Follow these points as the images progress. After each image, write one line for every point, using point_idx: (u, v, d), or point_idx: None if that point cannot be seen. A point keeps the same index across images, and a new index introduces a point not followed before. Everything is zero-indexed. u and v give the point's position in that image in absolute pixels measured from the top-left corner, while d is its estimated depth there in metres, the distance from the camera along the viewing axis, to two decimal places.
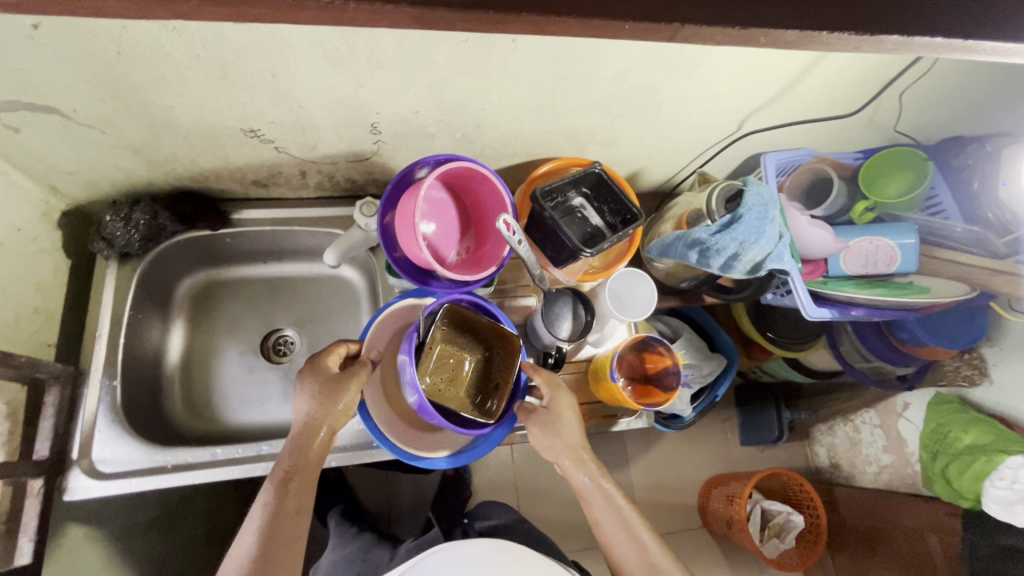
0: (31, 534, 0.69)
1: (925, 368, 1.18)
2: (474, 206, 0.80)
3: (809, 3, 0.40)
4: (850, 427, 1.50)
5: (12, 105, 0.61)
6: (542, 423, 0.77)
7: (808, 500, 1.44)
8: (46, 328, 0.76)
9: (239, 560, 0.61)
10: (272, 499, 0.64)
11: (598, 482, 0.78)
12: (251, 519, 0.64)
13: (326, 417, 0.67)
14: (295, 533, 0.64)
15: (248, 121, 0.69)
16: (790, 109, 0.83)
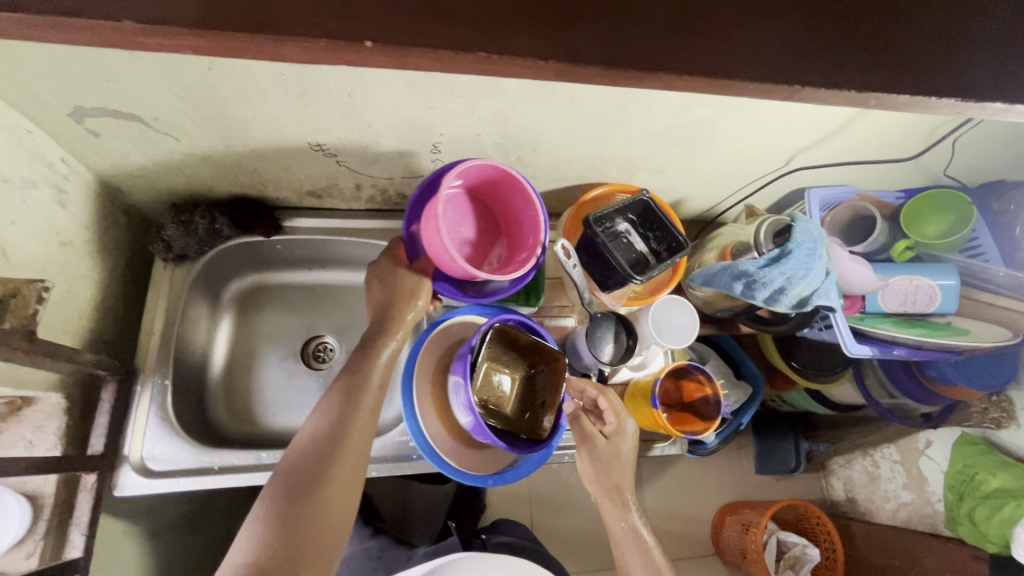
0: (82, 529, 0.69)
1: (950, 410, 1.18)
2: (500, 213, 0.80)
3: (919, 70, 0.42)
4: (869, 462, 1.49)
5: (99, 110, 0.63)
6: (597, 453, 0.81)
7: (824, 532, 1.42)
8: (105, 325, 0.78)
9: (324, 415, 0.68)
10: (360, 369, 0.71)
11: (636, 529, 0.79)
12: (337, 385, 0.70)
13: (404, 312, 0.74)
14: (375, 404, 0.70)
15: (316, 136, 0.71)
16: (840, 149, 0.84)
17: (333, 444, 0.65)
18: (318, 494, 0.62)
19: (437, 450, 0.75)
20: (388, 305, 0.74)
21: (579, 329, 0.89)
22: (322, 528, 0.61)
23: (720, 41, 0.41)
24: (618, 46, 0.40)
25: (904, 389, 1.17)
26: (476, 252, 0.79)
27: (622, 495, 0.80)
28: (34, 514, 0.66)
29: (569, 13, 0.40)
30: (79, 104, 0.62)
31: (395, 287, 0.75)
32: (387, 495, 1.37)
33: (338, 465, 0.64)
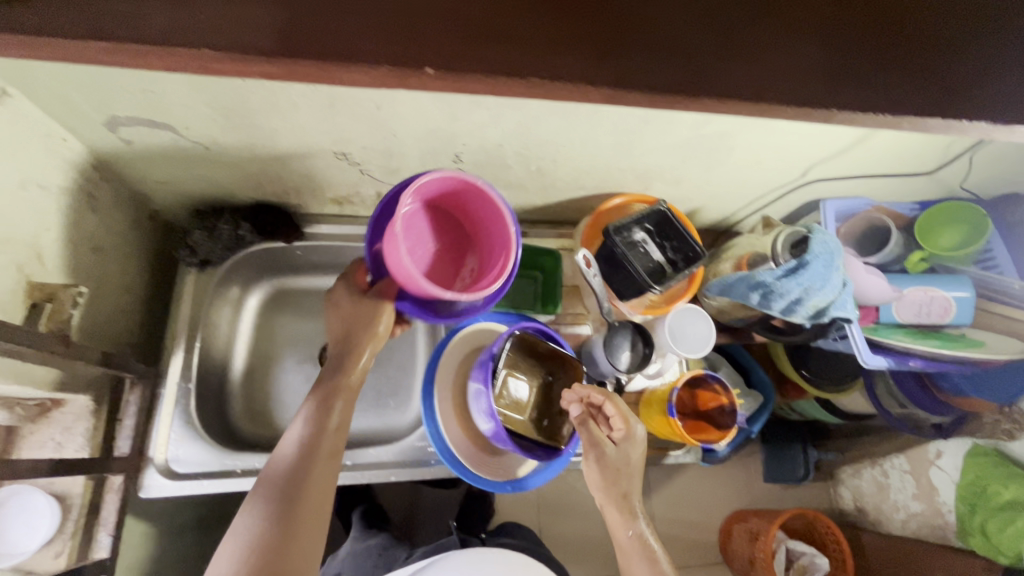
0: (110, 529, 0.70)
1: (961, 420, 1.16)
2: (471, 224, 0.75)
3: None
4: (878, 471, 1.49)
5: (133, 120, 0.64)
6: (603, 459, 0.75)
7: (832, 542, 1.42)
8: (130, 329, 0.79)
9: (281, 463, 0.64)
10: (317, 411, 0.67)
11: (643, 538, 0.73)
12: (293, 429, 0.67)
13: (365, 340, 0.72)
14: (334, 446, 0.67)
15: (342, 146, 0.73)
16: (857, 161, 0.85)
17: (306, 458, 0.64)
18: (280, 547, 0.58)
19: (457, 456, 0.76)
20: (347, 337, 0.73)
21: (595, 335, 0.90)
22: (297, 545, 0.59)
23: (738, 69, 0.48)
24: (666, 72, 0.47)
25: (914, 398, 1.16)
26: (445, 268, 0.74)
27: (628, 502, 0.75)
28: (63, 514, 0.67)
29: (605, 47, 0.47)
30: (114, 114, 0.63)
31: (355, 310, 0.73)
32: (397, 499, 1.38)
33: (310, 478, 0.63)
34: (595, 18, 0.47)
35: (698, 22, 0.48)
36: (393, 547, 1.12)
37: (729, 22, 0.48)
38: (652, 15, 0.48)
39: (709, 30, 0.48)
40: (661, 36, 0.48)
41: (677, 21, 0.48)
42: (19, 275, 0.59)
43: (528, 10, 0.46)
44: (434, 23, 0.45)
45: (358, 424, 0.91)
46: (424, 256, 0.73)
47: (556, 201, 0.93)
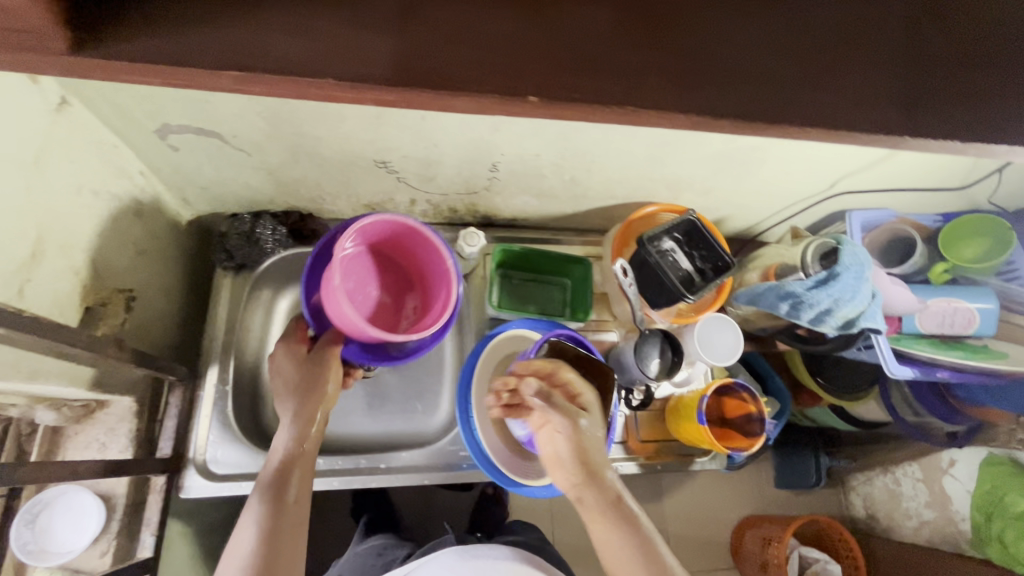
0: (153, 529, 0.69)
1: (976, 430, 1.18)
2: (410, 263, 0.77)
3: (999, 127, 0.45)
4: (890, 479, 1.49)
5: (183, 128, 0.65)
6: (580, 427, 0.66)
7: (846, 548, 1.41)
8: (168, 332, 0.80)
9: (240, 552, 0.60)
10: (272, 491, 0.64)
11: (620, 504, 0.64)
12: (248, 513, 0.63)
13: (316, 398, 0.71)
14: (297, 523, 0.65)
15: (383, 154, 0.74)
16: (885, 174, 0.86)
17: (291, 459, 0.68)
18: None
19: (492, 459, 0.77)
20: (296, 400, 0.71)
21: (625, 342, 0.91)
22: (289, 541, 0.63)
23: (814, 98, 0.48)
24: (744, 102, 0.47)
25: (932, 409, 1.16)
26: (388, 309, 0.76)
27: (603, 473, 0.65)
28: (108, 514, 0.69)
29: (691, 78, 0.46)
30: (166, 122, 0.64)
31: (302, 370, 0.72)
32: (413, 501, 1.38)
33: (293, 476, 0.67)
34: (682, 47, 0.47)
35: (774, 50, 0.49)
36: (394, 547, 1.08)
37: (805, 51, 0.49)
38: (731, 46, 0.48)
39: (786, 58, 0.49)
40: (740, 65, 0.48)
41: (755, 52, 0.48)
42: (74, 280, 0.60)
43: (601, 34, 0.45)
44: (521, 50, 0.44)
45: (388, 426, 0.90)
46: (365, 301, 0.74)
47: (586, 209, 0.94)
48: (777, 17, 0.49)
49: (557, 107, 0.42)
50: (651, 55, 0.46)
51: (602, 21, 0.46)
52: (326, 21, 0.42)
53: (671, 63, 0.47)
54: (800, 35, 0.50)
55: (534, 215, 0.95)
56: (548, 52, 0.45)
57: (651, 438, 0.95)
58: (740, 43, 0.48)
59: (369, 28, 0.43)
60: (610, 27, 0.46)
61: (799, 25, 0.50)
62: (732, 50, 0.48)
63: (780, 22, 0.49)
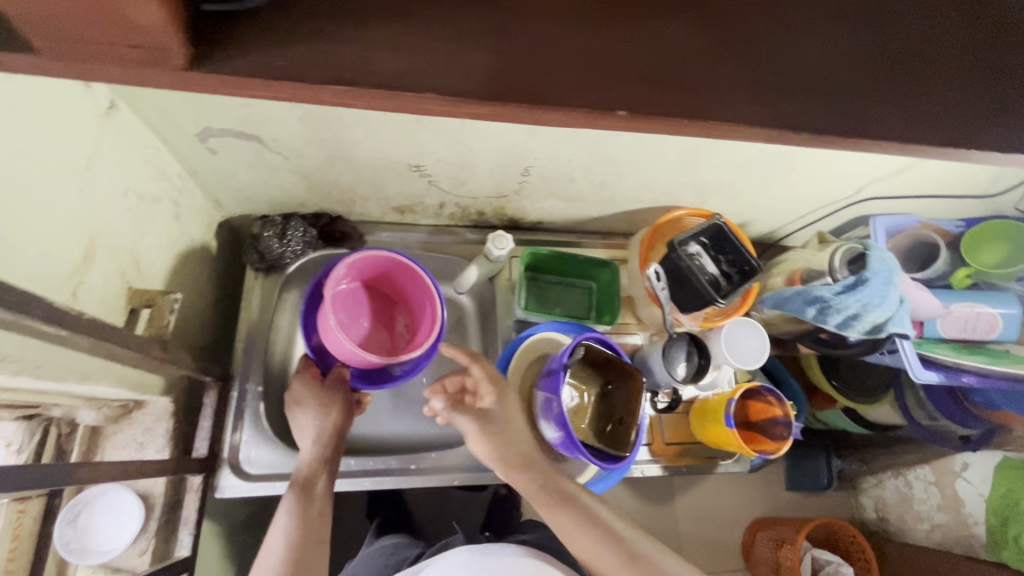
0: (190, 529, 0.71)
1: (992, 433, 1.17)
2: (393, 288, 0.80)
3: None
4: (902, 481, 1.44)
5: (225, 131, 0.65)
6: (484, 428, 0.72)
7: (857, 549, 1.35)
8: (200, 333, 0.81)
9: (269, 564, 0.60)
10: (298, 504, 0.65)
11: (548, 481, 0.70)
12: (275, 525, 0.63)
13: (334, 420, 0.72)
14: (321, 537, 0.64)
15: (418, 158, 0.74)
16: (912, 181, 0.86)
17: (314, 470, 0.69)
18: None
19: None
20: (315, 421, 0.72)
21: (651, 346, 0.91)
22: (317, 550, 0.63)
23: (896, 115, 0.47)
24: (829, 117, 0.46)
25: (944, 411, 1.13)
26: (383, 333, 0.79)
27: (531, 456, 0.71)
28: (147, 513, 0.69)
29: (777, 96, 0.46)
30: (209, 126, 0.64)
31: (319, 395, 0.74)
32: None
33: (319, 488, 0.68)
34: (763, 59, 0.46)
35: (852, 62, 0.48)
36: (407, 546, 1.03)
37: (881, 63, 0.48)
38: (812, 60, 0.47)
39: (866, 70, 0.48)
40: (818, 75, 0.47)
41: (833, 63, 0.47)
42: (121, 282, 0.61)
43: (661, 43, 0.45)
44: (589, 60, 0.43)
45: (415, 428, 0.90)
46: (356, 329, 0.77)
47: (612, 213, 0.95)
48: (832, 27, 0.49)
49: (616, 116, 0.42)
50: (735, 71, 0.45)
51: (686, 36, 0.45)
52: (403, 32, 0.42)
53: (750, 76, 0.45)
54: (880, 47, 0.49)
55: (560, 218, 0.96)
56: (631, 66, 0.44)
57: (676, 441, 0.95)
58: (821, 55, 0.47)
59: (448, 37, 0.42)
60: (695, 40, 0.45)
61: (876, 37, 0.49)
62: (811, 61, 0.47)
63: (836, 31, 0.49)
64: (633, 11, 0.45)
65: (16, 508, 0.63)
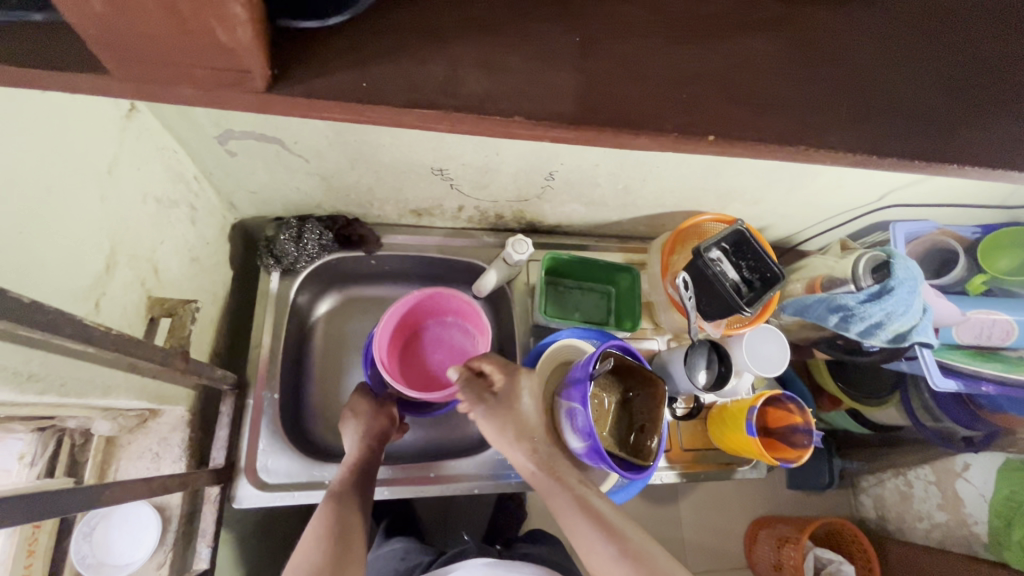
0: (209, 541, 0.69)
1: (994, 436, 1.05)
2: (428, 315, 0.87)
3: None
4: (902, 480, 1.34)
5: (245, 134, 0.63)
6: (490, 409, 0.72)
7: (859, 550, 1.29)
8: (214, 339, 0.79)
9: (308, 546, 0.61)
10: (332, 503, 0.66)
11: (553, 470, 0.69)
12: (314, 520, 0.64)
13: (376, 433, 0.77)
14: (352, 530, 0.64)
15: (441, 162, 0.72)
16: (937, 190, 0.85)
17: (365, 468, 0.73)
18: None
19: None
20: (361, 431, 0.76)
21: (671, 352, 0.90)
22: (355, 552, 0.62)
23: (973, 130, 0.45)
24: (919, 137, 0.43)
25: (950, 415, 1.03)
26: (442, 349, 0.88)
27: (530, 441, 0.71)
28: (163, 525, 0.68)
29: (867, 109, 0.43)
30: (230, 128, 0.61)
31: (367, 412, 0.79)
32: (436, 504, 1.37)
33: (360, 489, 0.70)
34: (851, 73, 0.44)
35: (942, 79, 0.45)
36: (418, 551, 1.01)
37: (974, 78, 0.45)
38: (898, 74, 0.45)
39: (959, 86, 0.45)
40: (903, 91, 0.45)
41: (918, 78, 0.45)
42: (141, 291, 0.60)
43: (714, 55, 0.43)
44: (644, 72, 0.41)
45: (431, 435, 0.93)
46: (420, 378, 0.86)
47: (632, 217, 0.93)
48: (893, 33, 0.47)
49: (669, 127, 0.41)
50: (809, 84, 0.43)
51: (772, 53, 0.44)
52: (459, 45, 0.40)
53: (810, 86, 0.43)
54: (975, 61, 0.46)
55: (580, 222, 0.94)
56: (702, 80, 0.42)
57: (692, 447, 0.95)
58: (910, 72, 0.45)
59: (514, 52, 0.41)
60: (783, 56, 0.44)
61: (973, 53, 0.46)
62: (881, 70, 0.45)
63: (896, 39, 0.47)
64: (715, 28, 0.44)
65: (29, 526, 0.62)
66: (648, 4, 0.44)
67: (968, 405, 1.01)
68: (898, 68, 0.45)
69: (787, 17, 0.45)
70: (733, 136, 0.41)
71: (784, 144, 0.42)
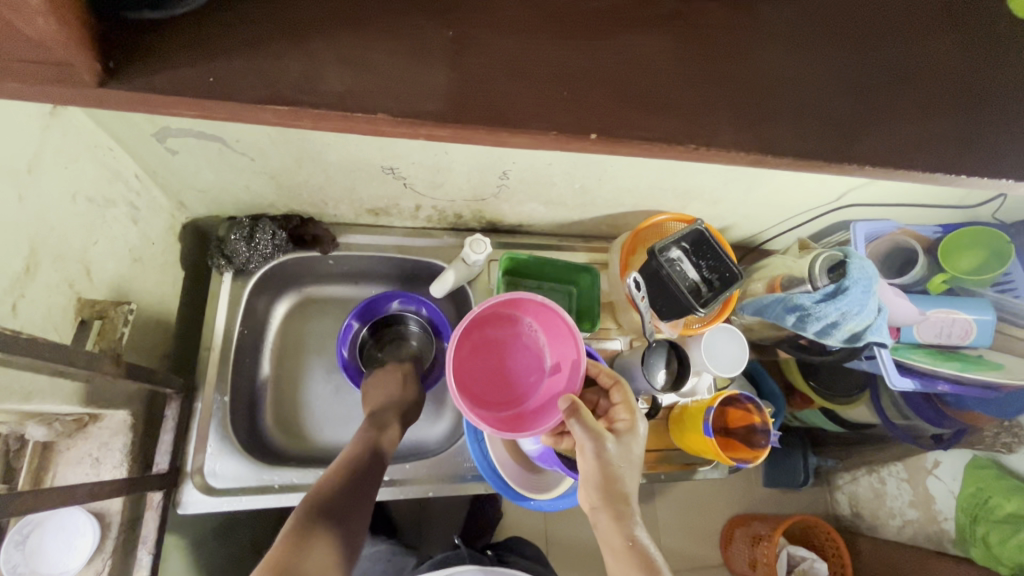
0: (149, 547, 0.69)
1: (963, 432, 1.03)
2: (488, 323, 0.72)
3: (948, 154, 0.49)
4: (875, 478, 1.34)
5: (184, 132, 0.61)
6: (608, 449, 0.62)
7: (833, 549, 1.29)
8: (161, 342, 0.78)
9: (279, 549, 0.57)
10: (315, 502, 0.63)
11: (630, 533, 0.60)
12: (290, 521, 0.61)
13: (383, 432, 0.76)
14: (341, 518, 0.63)
15: (391, 161, 0.71)
16: (893, 191, 0.85)
17: (406, 424, 0.81)
18: None
19: (500, 474, 0.77)
20: (375, 433, 0.75)
21: (631, 352, 0.89)
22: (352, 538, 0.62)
23: (855, 135, 0.49)
24: (806, 139, 0.48)
25: (918, 413, 1.03)
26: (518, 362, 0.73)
27: (625, 503, 0.61)
28: (103, 532, 0.67)
29: (762, 111, 0.48)
30: (165, 126, 0.59)
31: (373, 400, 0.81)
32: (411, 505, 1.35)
33: (392, 428, 0.77)
34: (746, 81, 0.48)
35: (826, 88, 0.50)
36: (403, 554, 1.05)
37: (853, 89, 0.50)
38: (792, 82, 0.49)
39: (839, 97, 0.50)
40: (796, 96, 0.49)
41: (805, 86, 0.49)
42: (70, 293, 0.58)
43: (618, 58, 0.47)
44: (540, 83, 0.45)
45: None
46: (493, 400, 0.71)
47: (594, 216, 0.93)
48: (785, 43, 0.51)
49: (571, 127, 0.44)
50: (706, 86, 0.48)
51: (669, 49, 0.48)
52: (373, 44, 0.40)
53: (707, 83, 0.48)
54: (860, 69, 0.51)
55: (541, 221, 0.93)
56: (607, 81, 0.46)
57: (654, 447, 0.95)
58: (803, 80, 0.50)
59: (438, 61, 0.44)
60: (682, 57, 0.48)
61: (859, 62, 0.51)
62: (768, 78, 0.49)
63: (788, 47, 0.51)
64: (613, 26, 0.48)
65: None
66: (558, 18, 0.47)
67: (934, 403, 1.01)
68: (787, 75, 0.50)
69: (698, 22, 0.49)
70: (630, 139, 0.45)
71: (679, 143, 0.46)
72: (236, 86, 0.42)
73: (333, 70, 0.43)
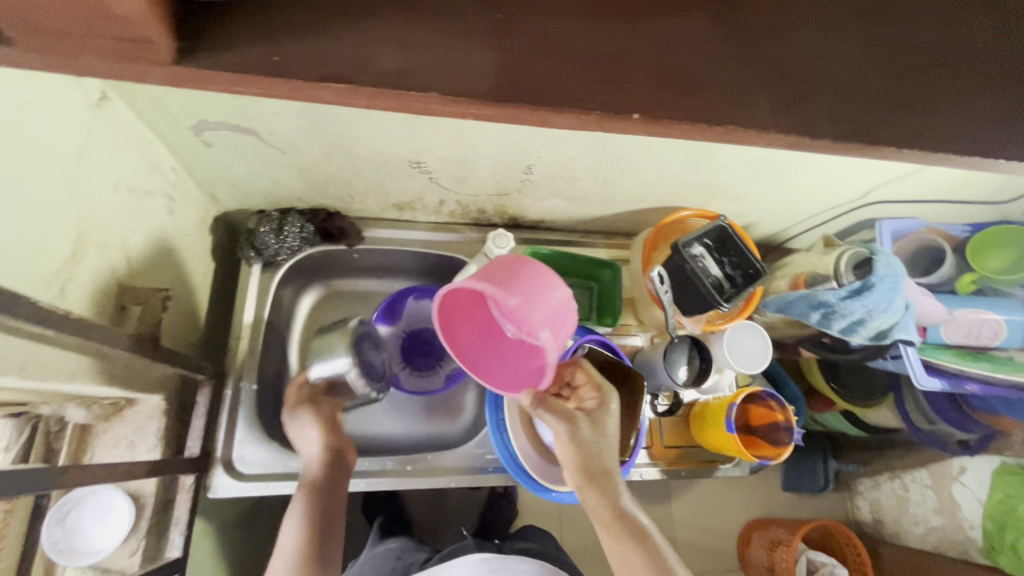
0: (182, 529, 0.72)
1: (990, 437, 1.02)
2: None
3: (983, 140, 0.49)
4: (898, 484, 1.30)
5: (219, 125, 0.62)
6: (578, 432, 0.66)
7: (852, 550, 1.27)
8: (192, 330, 0.80)
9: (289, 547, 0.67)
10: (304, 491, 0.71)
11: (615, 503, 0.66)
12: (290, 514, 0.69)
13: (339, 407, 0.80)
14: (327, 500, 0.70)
15: (418, 155, 0.72)
16: (923, 189, 0.83)
17: None
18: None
19: (523, 465, 0.78)
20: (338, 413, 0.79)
21: (652, 348, 0.89)
22: (337, 520, 0.70)
23: (885, 120, 0.49)
24: (839, 122, 0.48)
25: (942, 417, 1.01)
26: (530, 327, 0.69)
27: (606, 477, 0.66)
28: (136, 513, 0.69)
29: (793, 95, 0.48)
30: (203, 119, 0.61)
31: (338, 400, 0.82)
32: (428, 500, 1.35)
33: None
34: (777, 67, 0.49)
35: (858, 73, 0.50)
36: (413, 550, 1.00)
37: (884, 75, 0.50)
38: (824, 67, 0.49)
39: (870, 81, 0.50)
40: (829, 82, 0.49)
41: (837, 71, 0.49)
42: (111, 278, 0.61)
43: (651, 40, 0.47)
44: (574, 68, 0.46)
45: (410, 429, 0.92)
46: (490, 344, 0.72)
47: (616, 212, 0.93)
48: (819, 28, 0.50)
49: (602, 112, 0.45)
50: (738, 70, 0.48)
51: (702, 32, 0.48)
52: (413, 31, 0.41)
53: (738, 67, 0.48)
54: (893, 54, 0.51)
55: (564, 217, 0.94)
56: (641, 65, 0.46)
57: (675, 444, 0.95)
58: (835, 65, 0.49)
59: (475, 49, 0.45)
60: (715, 40, 0.48)
61: (893, 48, 0.51)
62: (799, 63, 0.49)
63: (821, 31, 0.50)
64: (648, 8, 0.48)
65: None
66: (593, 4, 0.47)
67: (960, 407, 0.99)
68: (820, 60, 0.49)
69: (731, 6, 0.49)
70: (662, 123, 0.46)
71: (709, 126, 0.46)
72: (279, 74, 0.43)
73: (376, 54, 0.44)
